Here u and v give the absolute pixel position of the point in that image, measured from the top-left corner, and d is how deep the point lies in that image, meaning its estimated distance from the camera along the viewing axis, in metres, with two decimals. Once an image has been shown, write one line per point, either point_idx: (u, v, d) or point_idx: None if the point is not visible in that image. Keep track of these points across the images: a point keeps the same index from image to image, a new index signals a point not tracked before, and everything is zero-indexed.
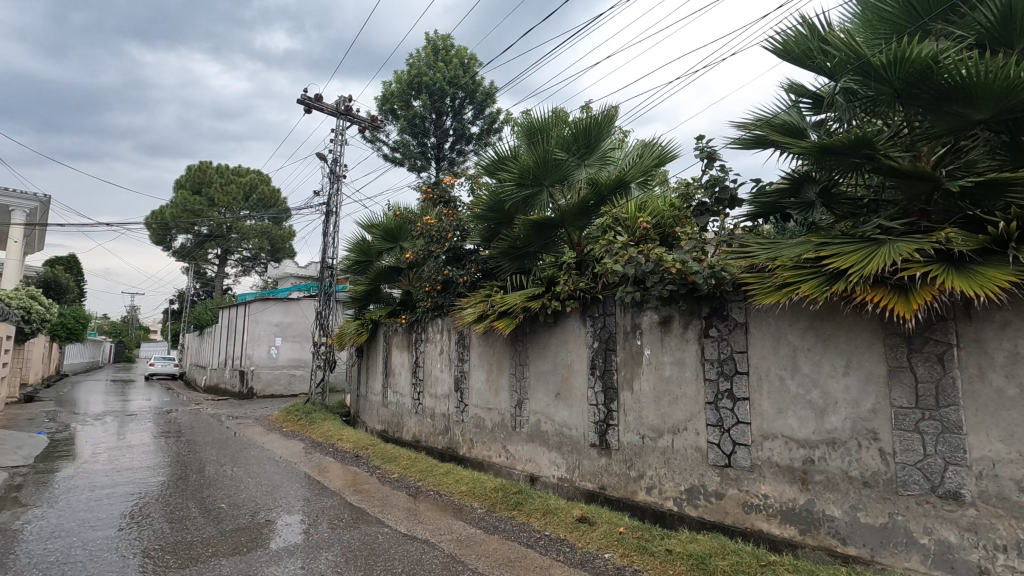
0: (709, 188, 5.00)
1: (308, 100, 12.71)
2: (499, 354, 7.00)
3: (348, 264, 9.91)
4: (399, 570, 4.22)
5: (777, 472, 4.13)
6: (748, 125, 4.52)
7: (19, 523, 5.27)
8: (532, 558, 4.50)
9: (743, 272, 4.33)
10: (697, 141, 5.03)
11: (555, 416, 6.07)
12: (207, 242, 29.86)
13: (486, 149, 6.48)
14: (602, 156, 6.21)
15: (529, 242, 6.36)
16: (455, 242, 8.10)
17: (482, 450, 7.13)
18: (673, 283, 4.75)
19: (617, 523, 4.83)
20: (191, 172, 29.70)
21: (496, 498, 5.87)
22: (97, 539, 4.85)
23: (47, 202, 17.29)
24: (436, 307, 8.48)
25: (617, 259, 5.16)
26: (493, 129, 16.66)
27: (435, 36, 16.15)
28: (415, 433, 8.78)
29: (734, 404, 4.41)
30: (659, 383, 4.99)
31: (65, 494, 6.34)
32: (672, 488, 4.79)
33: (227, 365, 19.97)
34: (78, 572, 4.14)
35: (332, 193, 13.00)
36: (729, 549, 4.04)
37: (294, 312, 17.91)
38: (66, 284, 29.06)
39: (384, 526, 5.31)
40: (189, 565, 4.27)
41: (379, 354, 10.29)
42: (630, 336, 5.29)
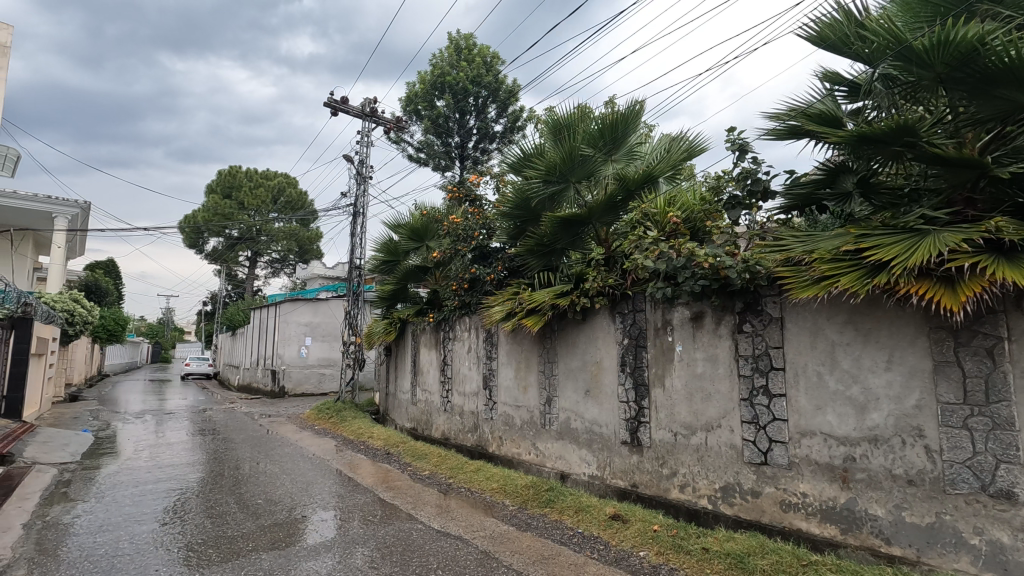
0: (741, 181, 4.89)
1: (334, 103, 12.90)
2: (527, 351, 6.99)
3: (376, 264, 10.05)
4: (434, 566, 4.25)
5: (815, 470, 4.03)
6: (781, 114, 4.41)
7: (69, 518, 5.47)
8: (566, 556, 4.48)
9: (778, 266, 4.24)
10: (728, 132, 4.93)
11: (585, 413, 6.04)
12: (238, 244, 30.58)
13: (511, 146, 6.47)
14: (630, 151, 6.09)
15: (555, 239, 6.34)
16: (481, 241, 8.12)
17: (512, 447, 7.14)
18: (704, 279, 4.69)
19: (651, 521, 4.78)
20: (221, 176, 30.39)
21: (527, 495, 5.87)
22: (142, 534, 5.01)
23: (87, 208, 17.92)
24: (463, 305, 8.52)
25: (646, 255, 5.11)
26: (516, 127, 16.67)
27: (457, 35, 16.17)
28: (444, 431, 8.84)
29: (769, 400, 4.33)
30: (691, 380, 4.93)
31: (110, 490, 6.57)
32: (706, 486, 4.72)
33: (259, 365, 20.41)
34: (127, 565, 4.28)
35: (359, 194, 13.17)
36: (767, 548, 3.96)
37: (323, 312, 18.21)
38: (104, 287, 30.02)
39: (418, 523, 5.36)
40: (231, 559, 4.39)
41: (407, 353, 10.38)
42: (661, 332, 5.23)
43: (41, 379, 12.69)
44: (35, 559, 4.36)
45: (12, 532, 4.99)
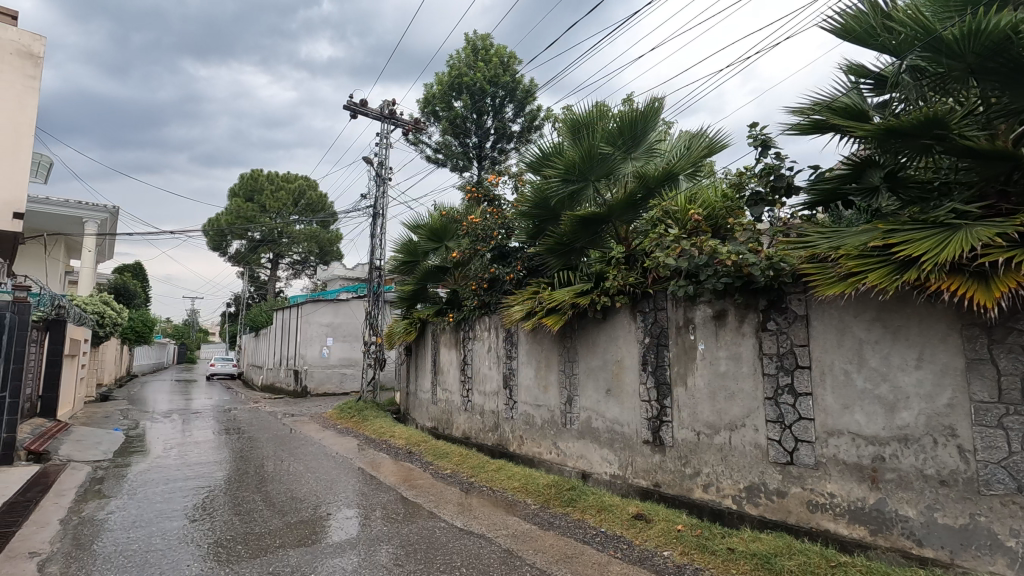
0: (764, 177, 4.82)
1: (353, 105, 13.06)
2: (547, 351, 6.99)
3: (396, 265, 10.14)
4: (458, 564, 4.28)
5: (843, 470, 3.96)
6: (805, 110, 4.33)
7: (103, 514, 5.63)
8: (589, 555, 4.47)
9: (803, 262, 4.18)
10: (750, 128, 4.86)
11: (606, 413, 6.02)
12: (260, 247, 31.08)
13: (529, 146, 6.46)
14: (649, 148, 6.07)
15: (574, 238, 6.32)
16: (500, 240, 8.12)
17: (533, 446, 7.14)
18: (727, 276, 4.64)
19: (675, 521, 4.75)
20: (244, 180, 30.90)
21: (549, 493, 5.87)
22: (173, 530, 5.12)
23: (116, 213, 18.39)
24: (483, 305, 8.55)
25: (668, 253, 5.06)
26: (533, 126, 16.70)
27: (475, 36, 16.20)
28: (465, 430, 8.88)
29: (795, 399, 4.27)
30: (714, 379, 4.88)
31: (142, 487, 6.74)
32: (730, 485, 4.67)
33: (282, 365, 20.71)
34: (160, 559, 4.39)
35: (378, 196, 13.30)
36: (795, 549, 3.92)
37: (344, 313, 18.43)
38: (132, 290, 30.80)
39: (441, 521, 5.40)
40: (259, 555, 4.47)
41: (427, 353, 10.46)
42: (683, 330, 5.19)
43: (74, 379, 13.09)
44: (72, 554, 4.50)
45: (50, 527, 5.15)
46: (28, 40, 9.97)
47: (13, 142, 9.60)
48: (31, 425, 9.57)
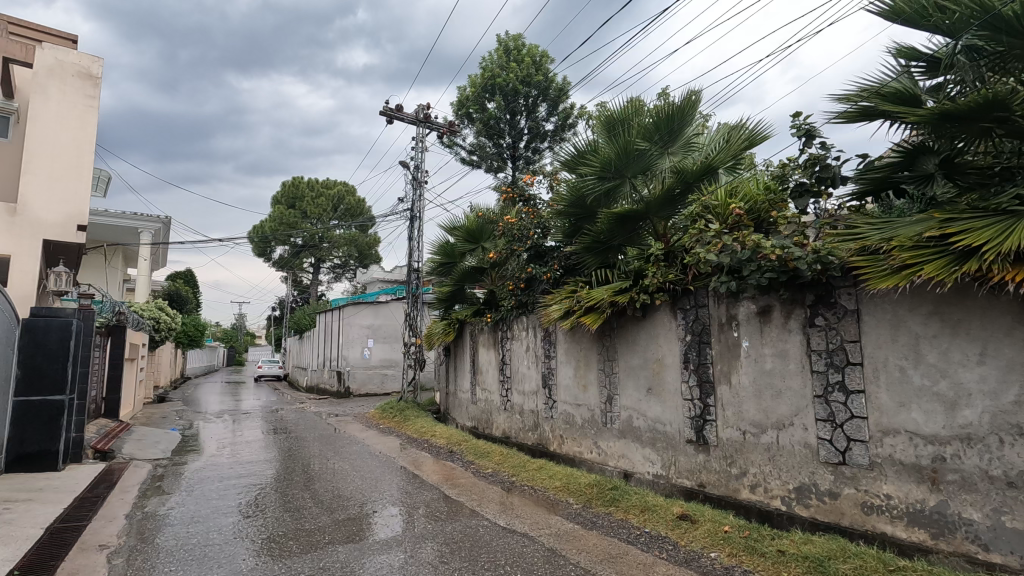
0: (808, 168, 4.67)
1: (389, 111, 13.32)
2: (586, 350, 6.96)
3: (433, 267, 10.29)
4: (502, 562, 4.32)
5: (901, 471, 3.79)
6: (852, 96, 4.17)
7: (164, 509, 5.93)
8: (634, 555, 4.43)
9: (852, 255, 4.03)
10: (792, 118, 4.71)
11: (647, 411, 5.95)
12: (302, 252, 32.00)
13: (564, 144, 6.43)
14: (686, 143, 5.99)
15: (612, 236, 6.26)
16: (537, 240, 8.12)
17: (573, 446, 7.13)
18: (771, 271, 4.51)
19: (721, 522, 4.66)
20: (285, 187, 31.86)
21: (591, 493, 5.84)
22: (228, 525, 5.34)
23: (168, 223, 19.25)
24: (521, 304, 8.59)
25: (709, 249, 4.96)
26: (567, 124, 16.66)
27: (507, 37, 16.24)
28: (505, 430, 8.93)
29: (846, 397, 4.12)
30: (760, 377, 4.75)
31: (199, 484, 7.05)
32: (779, 486, 4.55)
33: (326, 366, 21.26)
34: (217, 553, 4.59)
35: (415, 199, 13.51)
36: (849, 552, 3.79)
37: (384, 315, 18.80)
38: (184, 296, 32.25)
39: (483, 519, 5.45)
40: (310, 550, 4.62)
41: (466, 353, 10.56)
42: (726, 328, 5.08)
43: (134, 382, 13.83)
44: (137, 547, 4.75)
45: (117, 521, 5.46)
46: (88, 62, 10.57)
47: (75, 159, 10.19)
48: (97, 425, 10.15)
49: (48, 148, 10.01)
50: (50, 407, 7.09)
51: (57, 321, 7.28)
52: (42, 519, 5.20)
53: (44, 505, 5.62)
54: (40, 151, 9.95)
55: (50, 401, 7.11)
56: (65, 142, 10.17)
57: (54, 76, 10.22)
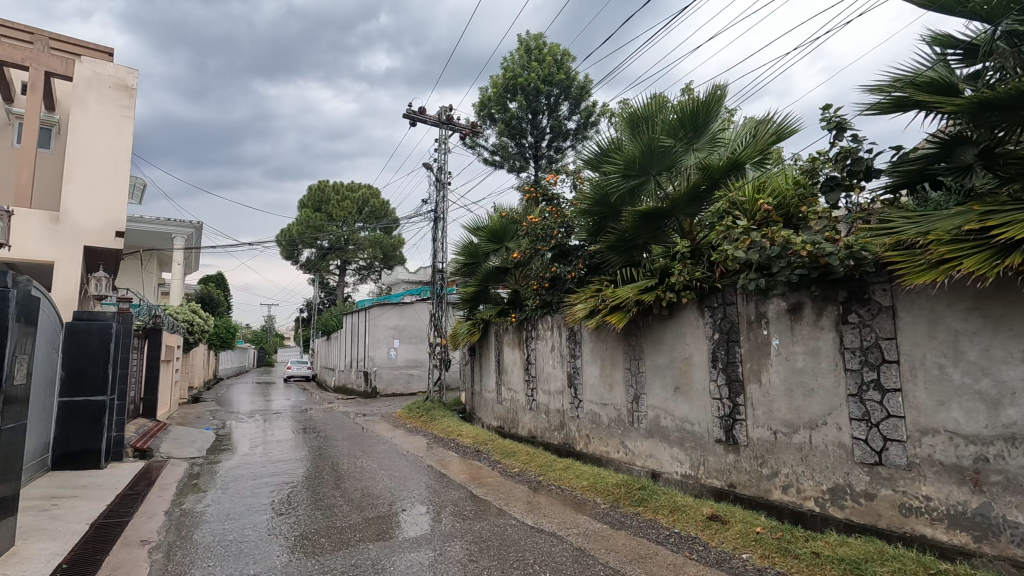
0: (839, 162, 4.57)
1: (412, 114, 13.45)
2: (612, 349, 6.92)
3: (457, 268, 10.36)
4: (531, 562, 4.32)
5: (940, 472, 3.68)
6: (884, 87, 4.06)
7: (201, 506, 6.10)
8: (663, 556, 4.40)
9: (887, 250, 3.93)
10: (822, 110, 4.61)
11: (675, 411, 5.89)
12: (328, 254, 32.53)
13: (587, 143, 6.41)
14: (712, 139, 5.91)
15: (637, 234, 6.19)
16: (561, 239, 8.10)
17: (600, 446, 7.10)
18: (802, 267, 4.42)
19: (752, 522, 4.59)
20: (311, 191, 32.39)
21: (619, 493, 5.81)
22: (262, 522, 5.47)
23: (200, 227, 19.77)
24: (545, 304, 8.59)
25: (737, 246, 4.89)
26: (589, 123, 16.61)
27: (527, 37, 16.24)
28: (530, 429, 8.93)
29: (882, 395, 4.01)
30: (791, 375, 4.66)
31: (234, 482, 7.24)
32: (812, 487, 4.45)
33: (353, 366, 21.56)
34: (253, 550, 4.70)
35: (439, 200, 13.61)
36: (887, 555, 3.69)
37: (409, 315, 18.99)
38: (216, 299, 33.09)
39: (511, 518, 5.46)
40: (342, 548, 4.70)
41: (491, 353, 10.58)
42: (755, 326, 5.00)
43: (171, 383, 14.25)
44: (177, 543, 4.89)
45: (157, 517, 5.64)
46: (123, 74, 10.94)
47: (113, 168, 10.55)
48: (136, 425, 10.49)
49: (88, 158, 10.40)
50: (92, 406, 7.34)
51: (97, 324, 7.52)
52: (87, 515, 5.41)
53: (88, 502, 5.85)
54: (79, 160, 10.32)
55: (92, 401, 7.36)
56: (103, 151, 10.54)
57: (92, 88, 10.58)
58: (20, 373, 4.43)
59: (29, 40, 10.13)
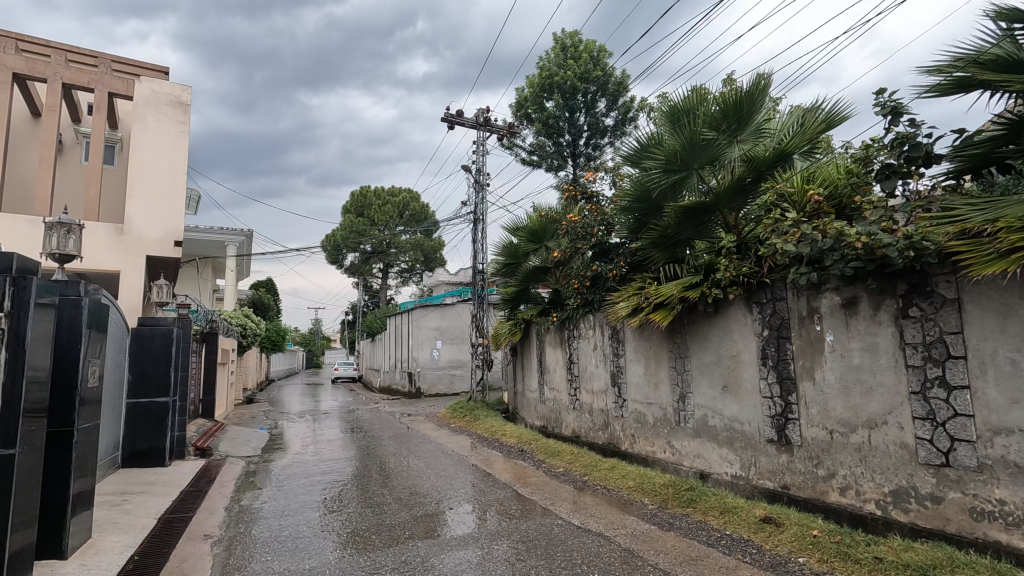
0: (896, 148, 4.35)
1: (450, 117, 13.61)
2: (656, 347, 6.81)
3: (498, 268, 10.43)
4: (579, 562, 4.30)
5: (1016, 474, 3.45)
6: (944, 67, 3.85)
7: (258, 503, 6.34)
8: (715, 558, 4.30)
9: (951, 239, 3.72)
10: (876, 94, 4.40)
11: (723, 410, 5.75)
12: (371, 258, 33.28)
13: (626, 139, 6.33)
14: (756, 130, 5.73)
15: (679, 230, 6.05)
16: (601, 237, 8.03)
17: (645, 446, 6.99)
18: (857, 260, 4.24)
19: (809, 525, 4.43)
20: (354, 197, 33.22)
21: (667, 494, 5.72)
22: (315, 519, 5.64)
23: (250, 235, 20.59)
24: (587, 303, 8.52)
25: (786, 239, 4.73)
26: (628, 118, 16.46)
27: (563, 35, 16.19)
28: (574, 429, 8.89)
29: (948, 393, 3.81)
30: (847, 372, 4.47)
31: (287, 480, 7.51)
32: (872, 489, 4.26)
33: (398, 367, 21.99)
34: (308, 545, 4.86)
35: (478, 202, 13.72)
36: (958, 562, 3.50)
37: (451, 316, 19.23)
38: (267, 304, 34.41)
39: (557, 518, 5.45)
40: (392, 545, 4.80)
41: (532, 353, 10.58)
42: (808, 321, 4.82)
43: (226, 385, 14.87)
44: (236, 538, 5.11)
45: (218, 513, 5.92)
46: (178, 91, 11.50)
47: (170, 180, 11.12)
48: (196, 425, 11.01)
49: (148, 172, 11.00)
50: (156, 408, 7.73)
51: (160, 329, 7.91)
52: (155, 509, 5.73)
53: (156, 497, 6.19)
54: (141, 175, 10.93)
55: (156, 403, 7.75)
56: (161, 166, 11.12)
57: (150, 106, 11.18)
58: (93, 376, 4.73)
59: (94, 63, 10.82)
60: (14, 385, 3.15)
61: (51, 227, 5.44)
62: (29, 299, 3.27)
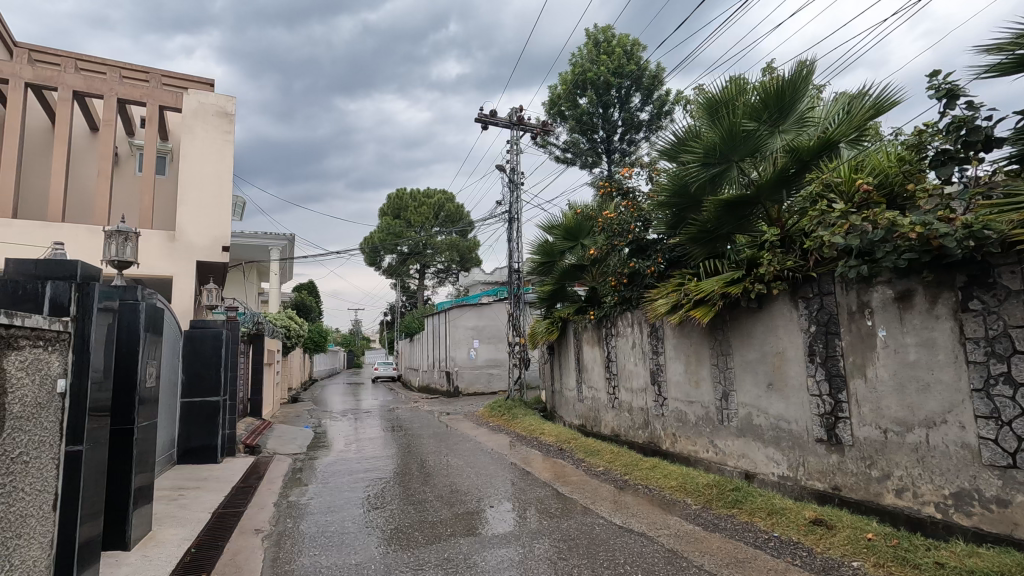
0: (952, 132, 4.12)
1: (484, 118, 13.67)
2: (697, 344, 6.68)
3: (534, 267, 10.44)
4: (622, 562, 4.26)
5: None
6: (1004, 45, 3.62)
7: (304, 499, 6.53)
8: (763, 560, 4.19)
9: (1015, 227, 3.52)
10: (930, 77, 4.19)
11: (769, 408, 5.59)
12: (408, 259, 33.80)
13: (662, 133, 6.23)
14: (800, 118, 5.53)
15: (720, 225, 5.91)
16: (638, 233, 7.93)
17: (687, 445, 6.86)
18: (911, 251, 4.06)
19: (863, 528, 4.26)
20: (391, 199, 33.76)
21: (711, 494, 5.60)
22: (359, 515, 5.76)
23: (292, 239, 21.20)
24: (624, 300, 8.43)
25: (834, 231, 4.56)
26: (663, 112, 16.18)
27: (596, 30, 16.03)
28: (613, 428, 8.81)
29: (1014, 390, 3.60)
30: (901, 369, 4.27)
31: (332, 477, 7.71)
32: (931, 490, 4.06)
33: (436, 366, 22.27)
34: (353, 541, 4.97)
35: (513, 201, 13.74)
36: None
37: (488, 316, 19.36)
38: (309, 305, 35.42)
39: (598, 517, 5.41)
40: (434, 542, 4.86)
41: (569, 351, 10.54)
42: (858, 316, 4.63)
43: (272, 384, 15.38)
44: (285, 533, 5.26)
45: (267, 508, 6.12)
46: (223, 101, 11.94)
47: (218, 188, 11.56)
48: (245, 423, 11.42)
49: (196, 181, 11.47)
50: (208, 407, 8.05)
51: (210, 331, 8.24)
52: (209, 504, 5.96)
53: (210, 493, 6.45)
54: (190, 183, 11.41)
55: (208, 402, 8.06)
56: (208, 174, 11.57)
57: (198, 117, 11.65)
58: (151, 377, 4.98)
59: (145, 78, 11.33)
60: (81, 386, 3.28)
61: (110, 235, 5.73)
62: (93, 303, 3.42)
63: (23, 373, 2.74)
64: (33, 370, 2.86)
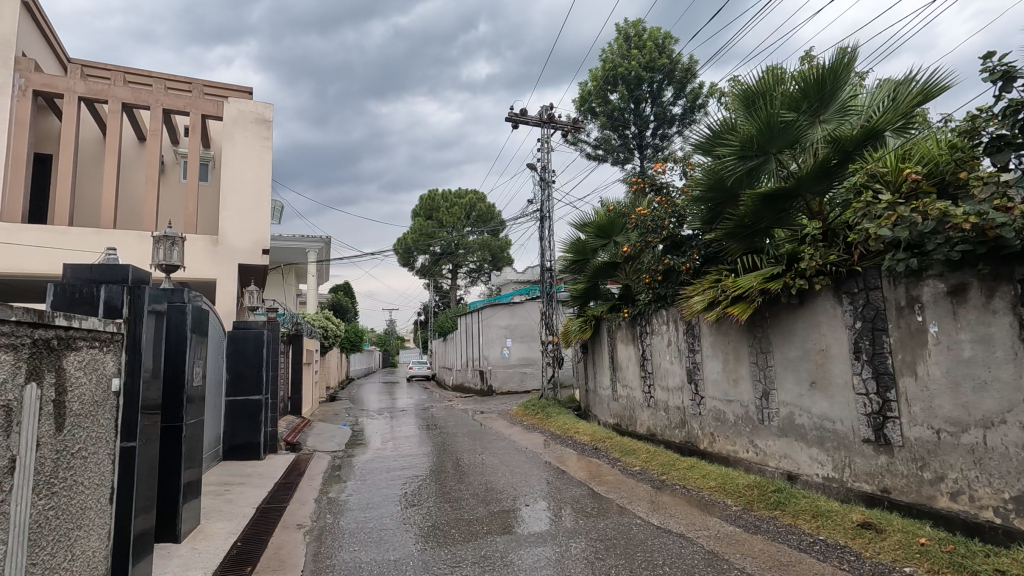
0: (1008, 117, 3.91)
1: (514, 117, 13.69)
2: (735, 342, 6.53)
3: (567, 266, 10.40)
4: (660, 563, 4.20)
5: None
6: None
7: (343, 495, 6.67)
8: (808, 564, 4.07)
9: None
10: (983, 59, 3.97)
11: (812, 408, 5.42)
12: (440, 259, 34.14)
13: (696, 126, 6.12)
14: (842, 107, 5.34)
15: (758, 219, 5.77)
16: (672, 229, 7.81)
17: (726, 445, 6.71)
18: (965, 243, 3.87)
19: (915, 532, 4.08)
20: (423, 201, 34.14)
21: (752, 495, 5.47)
22: (396, 512, 5.85)
23: (328, 241, 21.68)
24: (658, 298, 8.31)
25: (880, 223, 4.39)
26: (697, 106, 15.83)
27: (626, 25, 15.87)
28: (649, 427, 8.69)
29: None
30: (955, 367, 4.08)
31: (370, 474, 7.85)
32: (990, 494, 3.87)
33: (469, 365, 22.40)
34: (391, 537, 5.05)
35: (545, 199, 13.71)
36: None
37: (520, 315, 19.37)
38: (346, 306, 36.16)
39: (635, 518, 5.35)
40: (471, 539, 4.90)
41: (603, 350, 10.45)
42: (907, 311, 4.43)
43: (311, 384, 15.75)
44: (326, 528, 5.39)
45: (308, 504, 6.28)
46: (261, 108, 12.29)
47: (257, 193, 11.91)
48: (286, 422, 11.72)
49: (237, 186, 11.84)
50: (251, 405, 8.29)
51: (252, 332, 8.49)
52: (253, 500, 6.15)
53: (254, 488, 6.65)
54: (231, 189, 11.79)
55: (251, 400, 8.30)
56: (249, 179, 11.94)
57: (238, 124, 12.03)
58: (198, 376, 5.17)
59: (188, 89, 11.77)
60: (134, 385, 3.45)
61: (159, 240, 5.97)
62: (144, 306, 3.54)
63: (81, 373, 2.88)
64: (90, 370, 3.01)
